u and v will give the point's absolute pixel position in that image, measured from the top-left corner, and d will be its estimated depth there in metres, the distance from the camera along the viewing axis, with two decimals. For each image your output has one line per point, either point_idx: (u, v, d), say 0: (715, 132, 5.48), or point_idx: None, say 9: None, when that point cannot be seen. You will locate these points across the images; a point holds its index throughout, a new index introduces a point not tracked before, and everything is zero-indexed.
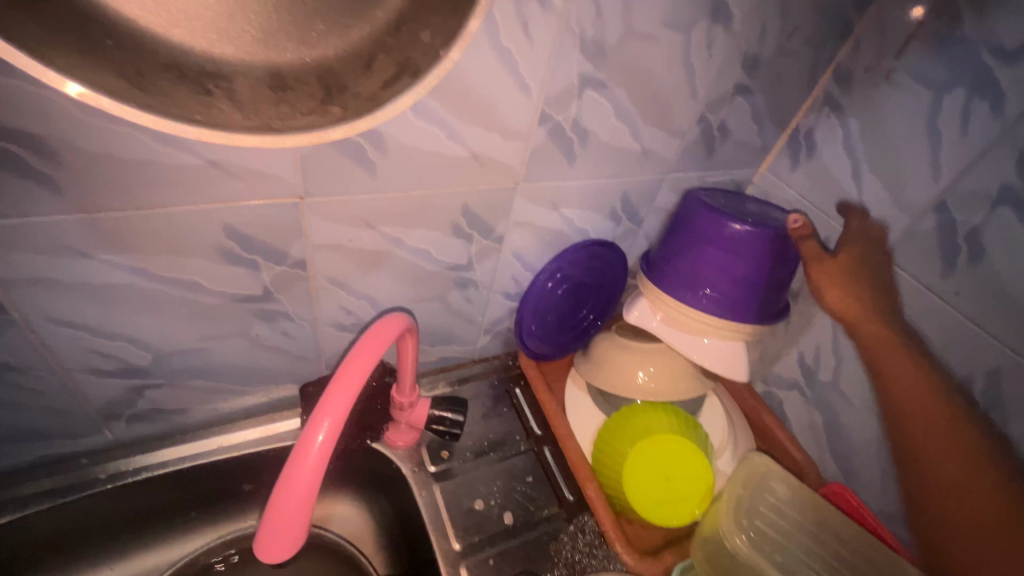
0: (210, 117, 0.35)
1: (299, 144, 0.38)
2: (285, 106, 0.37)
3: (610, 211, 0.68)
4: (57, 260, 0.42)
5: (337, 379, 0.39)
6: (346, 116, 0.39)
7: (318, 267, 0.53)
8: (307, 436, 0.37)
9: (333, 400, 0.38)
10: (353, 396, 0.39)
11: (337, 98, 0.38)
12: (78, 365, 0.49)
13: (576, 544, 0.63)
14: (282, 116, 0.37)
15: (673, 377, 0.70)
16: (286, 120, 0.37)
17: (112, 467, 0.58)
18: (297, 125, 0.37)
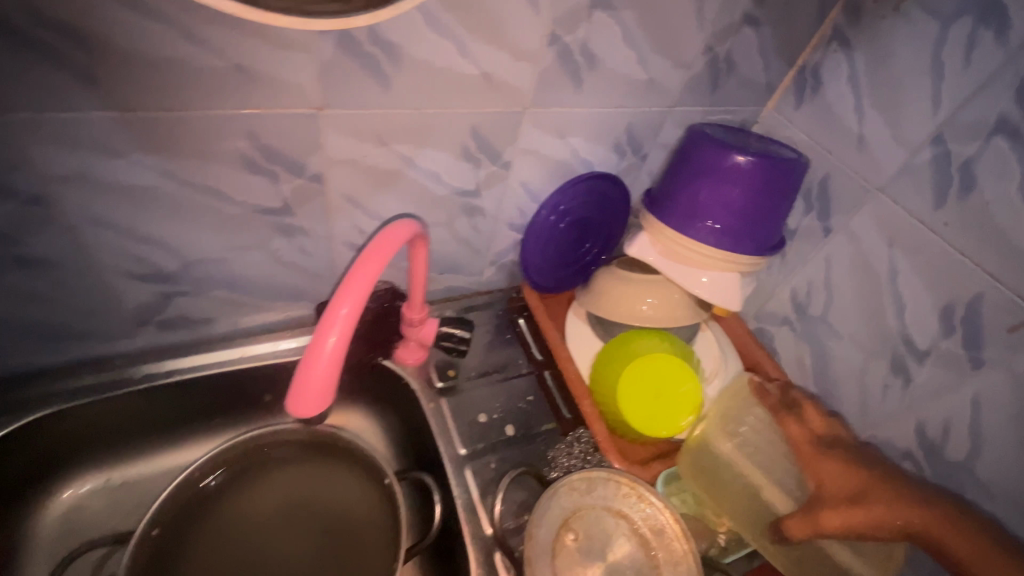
0: None
1: (325, 29, 0.42)
2: None
3: (614, 144, 0.70)
4: (91, 158, 0.44)
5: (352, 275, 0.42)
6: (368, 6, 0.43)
7: (334, 184, 0.56)
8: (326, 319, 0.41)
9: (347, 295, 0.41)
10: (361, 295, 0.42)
11: None
12: (113, 266, 0.53)
13: (573, 453, 0.68)
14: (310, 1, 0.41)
15: (670, 307, 0.74)
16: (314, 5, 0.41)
17: (144, 370, 0.63)
18: (324, 10, 0.42)
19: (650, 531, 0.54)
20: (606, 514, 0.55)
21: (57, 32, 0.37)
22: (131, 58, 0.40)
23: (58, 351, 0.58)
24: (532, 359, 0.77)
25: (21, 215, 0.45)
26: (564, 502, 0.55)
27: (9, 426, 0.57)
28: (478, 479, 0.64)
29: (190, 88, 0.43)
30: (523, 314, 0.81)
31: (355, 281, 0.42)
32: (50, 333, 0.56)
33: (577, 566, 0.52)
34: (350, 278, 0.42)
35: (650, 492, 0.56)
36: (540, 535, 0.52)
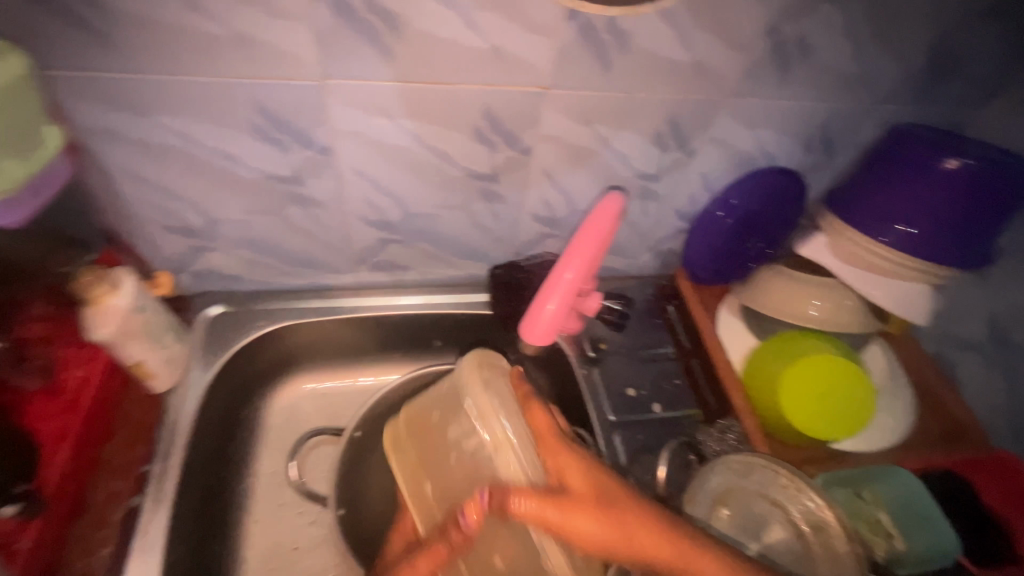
0: None
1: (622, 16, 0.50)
2: None
3: (804, 139, 0.69)
4: (371, 117, 0.54)
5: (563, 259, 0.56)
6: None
7: (538, 157, 0.62)
8: (541, 307, 0.58)
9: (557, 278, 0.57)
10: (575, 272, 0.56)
11: None
12: (357, 212, 0.64)
13: (724, 441, 0.68)
14: None
15: (841, 312, 0.71)
16: None
17: (353, 302, 0.75)
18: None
19: (809, 525, 0.53)
20: (760, 499, 0.56)
21: (380, 16, 0.46)
22: (422, 38, 0.48)
23: (300, 277, 0.72)
24: (680, 346, 0.79)
25: (312, 160, 0.57)
26: (718, 478, 0.59)
27: (260, 331, 0.70)
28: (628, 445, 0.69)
29: (456, 66, 0.51)
30: (672, 302, 0.83)
31: (568, 262, 0.56)
32: (299, 261, 0.70)
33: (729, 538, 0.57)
34: (568, 257, 0.56)
35: (809, 490, 0.53)
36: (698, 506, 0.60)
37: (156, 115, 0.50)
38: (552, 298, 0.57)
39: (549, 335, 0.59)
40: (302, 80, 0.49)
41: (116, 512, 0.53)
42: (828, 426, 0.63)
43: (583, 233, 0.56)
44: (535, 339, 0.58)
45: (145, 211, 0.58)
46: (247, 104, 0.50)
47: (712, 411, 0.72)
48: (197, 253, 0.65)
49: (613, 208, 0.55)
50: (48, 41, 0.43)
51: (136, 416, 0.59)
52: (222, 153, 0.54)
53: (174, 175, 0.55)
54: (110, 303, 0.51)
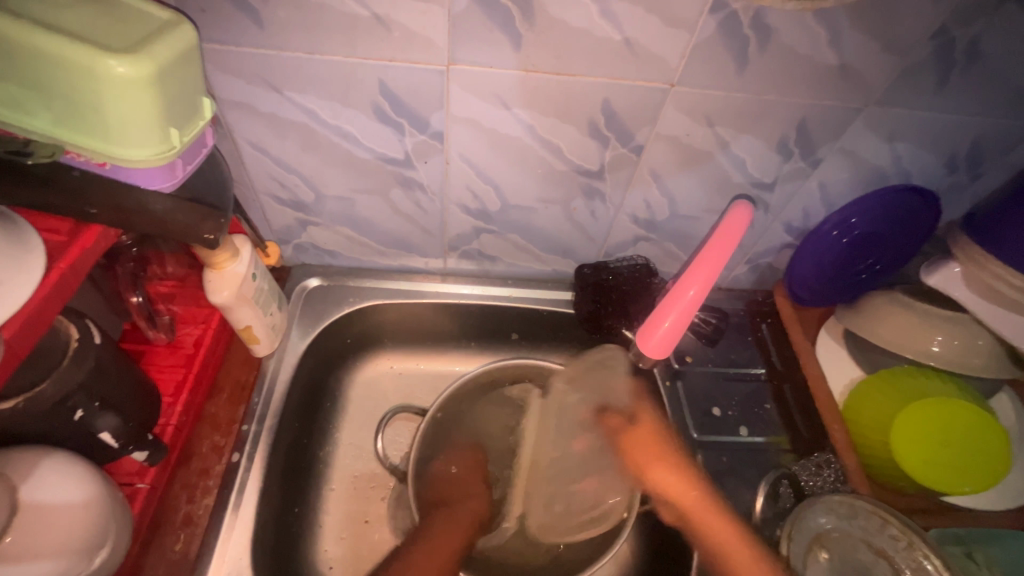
0: None
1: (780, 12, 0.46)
2: None
3: (949, 156, 0.62)
4: (486, 105, 0.53)
5: (692, 268, 0.54)
6: None
7: (648, 157, 0.60)
8: (656, 323, 0.57)
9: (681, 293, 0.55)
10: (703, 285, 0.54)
11: None
12: (457, 200, 0.64)
13: (820, 476, 0.63)
14: None
15: (970, 353, 0.64)
16: None
17: (439, 288, 0.76)
18: None
19: None
20: (864, 547, 0.52)
21: (516, 3, 0.45)
22: (555, 26, 0.46)
23: (392, 258, 0.73)
24: (771, 367, 0.74)
25: (424, 144, 0.57)
26: (819, 519, 0.54)
27: (351, 306, 0.72)
28: (710, 466, 0.65)
29: (583, 57, 0.49)
30: (766, 320, 0.78)
31: (697, 272, 0.54)
32: (394, 243, 0.71)
33: None
34: (691, 273, 0.54)
35: (926, 547, 0.49)
36: (794, 543, 0.53)
37: (289, 92, 0.51)
38: (668, 315, 0.56)
39: (664, 348, 0.58)
40: (428, 64, 0.49)
41: (218, 464, 0.56)
42: (946, 476, 0.57)
43: (714, 244, 0.53)
44: (650, 349, 0.58)
45: (263, 181, 0.61)
46: (373, 85, 0.51)
47: (804, 442, 0.67)
48: (302, 226, 0.67)
49: (741, 224, 0.52)
50: (205, 14, 0.45)
51: (237, 373, 0.62)
52: (342, 132, 0.55)
53: (293, 150, 0.57)
54: (230, 269, 0.54)
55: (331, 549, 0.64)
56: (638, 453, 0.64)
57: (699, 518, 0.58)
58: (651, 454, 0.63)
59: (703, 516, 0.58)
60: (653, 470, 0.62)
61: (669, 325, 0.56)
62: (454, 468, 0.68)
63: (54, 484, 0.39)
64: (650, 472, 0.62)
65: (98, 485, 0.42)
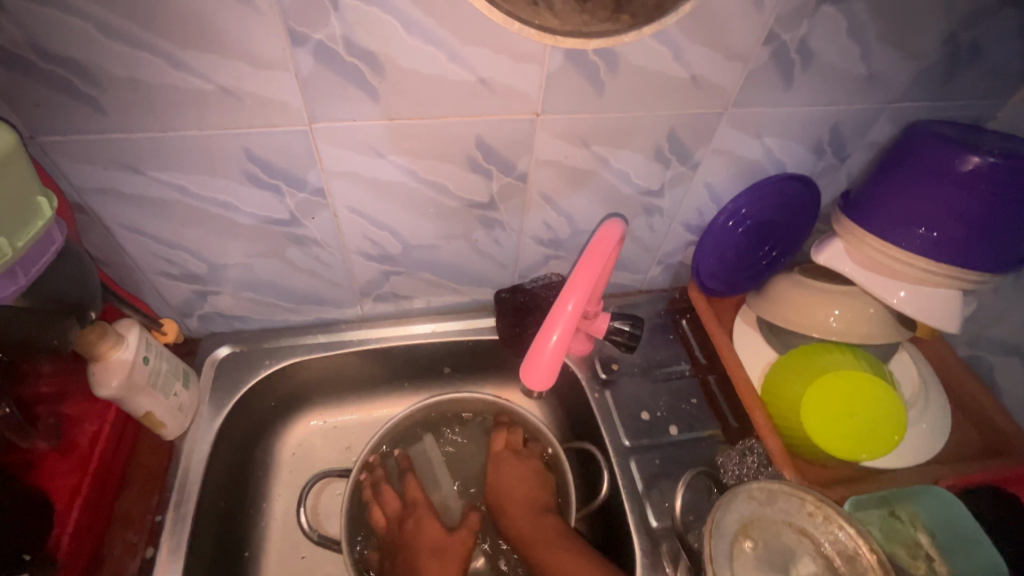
0: (543, 22, 0.44)
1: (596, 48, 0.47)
2: (587, 15, 0.44)
3: (814, 143, 0.66)
4: (362, 156, 0.53)
5: (569, 285, 0.52)
6: (637, 22, 0.45)
7: (536, 182, 0.61)
8: (543, 340, 0.53)
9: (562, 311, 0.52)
10: (586, 291, 0.52)
11: (628, 6, 0.44)
12: (356, 248, 0.64)
13: (745, 463, 0.66)
14: (585, 24, 0.45)
15: (866, 323, 0.67)
16: (586, 28, 0.45)
17: (362, 334, 0.75)
18: (596, 31, 0.46)
19: (840, 556, 0.51)
20: (786, 528, 0.53)
21: (364, 60, 0.46)
22: (407, 76, 0.47)
23: (307, 313, 0.72)
24: (695, 361, 0.76)
25: (307, 201, 0.56)
26: (740, 510, 0.53)
27: (269, 369, 0.70)
28: (644, 471, 0.66)
29: (442, 100, 0.50)
30: (686, 316, 0.81)
31: (576, 284, 0.52)
32: (305, 298, 0.70)
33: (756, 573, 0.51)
34: (569, 287, 0.52)
35: (841, 519, 0.52)
36: (720, 541, 0.51)
37: (151, 171, 0.50)
38: (556, 328, 0.53)
39: (550, 377, 0.55)
40: (291, 127, 0.49)
41: (132, 564, 0.54)
42: (857, 446, 0.60)
43: (584, 260, 0.52)
44: (534, 376, 0.54)
45: (148, 260, 0.59)
46: (238, 153, 0.50)
47: (732, 431, 0.69)
48: (202, 296, 0.65)
49: (613, 236, 0.52)
50: (39, 108, 0.43)
51: (149, 463, 0.60)
52: (219, 202, 0.54)
53: (174, 227, 0.56)
54: (116, 357, 0.51)
55: None
56: (508, 486, 0.67)
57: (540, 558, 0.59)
58: (516, 495, 0.66)
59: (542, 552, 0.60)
60: (514, 518, 0.65)
61: (556, 338, 0.53)
62: (436, 552, 0.63)
63: None
64: (510, 510, 0.66)
65: None
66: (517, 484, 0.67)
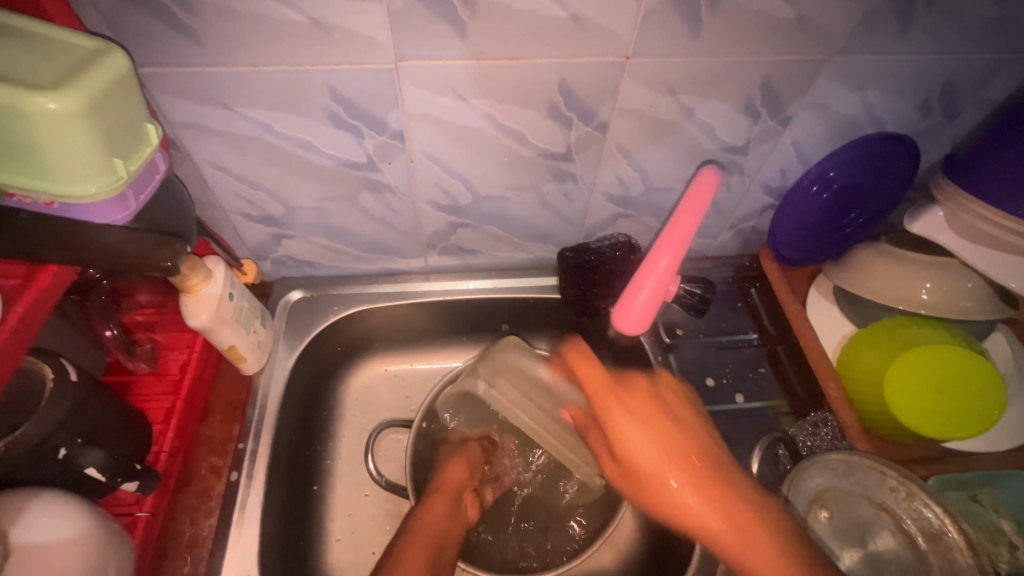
0: None
1: None
2: None
3: (921, 99, 0.60)
4: (442, 98, 0.52)
5: (664, 237, 0.54)
6: None
7: (615, 132, 0.59)
8: (631, 296, 0.57)
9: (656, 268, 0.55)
10: (682, 244, 0.54)
11: None
12: (427, 198, 0.64)
13: (818, 436, 0.63)
14: None
15: (961, 297, 0.63)
16: None
17: (424, 287, 0.75)
18: None
19: (923, 534, 0.49)
20: (865, 502, 0.51)
21: None
22: (496, 10, 0.45)
23: (373, 262, 0.73)
24: (763, 331, 0.73)
25: (385, 145, 0.56)
26: (816, 479, 0.52)
27: (337, 315, 0.72)
28: None
29: (531, 38, 0.48)
30: (755, 284, 0.77)
31: (671, 239, 0.54)
32: (373, 247, 0.70)
33: (829, 543, 0.50)
34: (661, 245, 0.55)
35: (926, 496, 0.49)
36: (794, 507, 0.50)
37: (239, 108, 0.51)
38: (644, 287, 0.57)
39: (643, 322, 0.59)
40: (376, 64, 0.48)
41: (218, 485, 0.57)
42: (945, 421, 0.56)
43: (680, 213, 0.53)
44: (628, 326, 0.59)
45: (230, 200, 0.60)
46: (323, 91, 0.50)
47: (800, 403, 0.67)
48: (277, 240, 0.67)
49: (707, 191, 0.53)
50: (140, 38, 0.44)
51: (228, 393, 0.63)
52: (300, 142, 0.55)
53: (256, 166, 0.57)
54: (205, 292, 0.54)
55: (339, 556, 0.65)
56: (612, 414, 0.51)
57: (683, 509, 0.46)
58: (632, 422, 0.50)
59: (686, 500, 0.46)
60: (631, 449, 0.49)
61: (644, 297, 0.57)
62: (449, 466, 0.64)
63: (43, 522, 0.39)
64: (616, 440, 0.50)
65: (92, 521, 0.42)
66: (620, 408, 0.51)
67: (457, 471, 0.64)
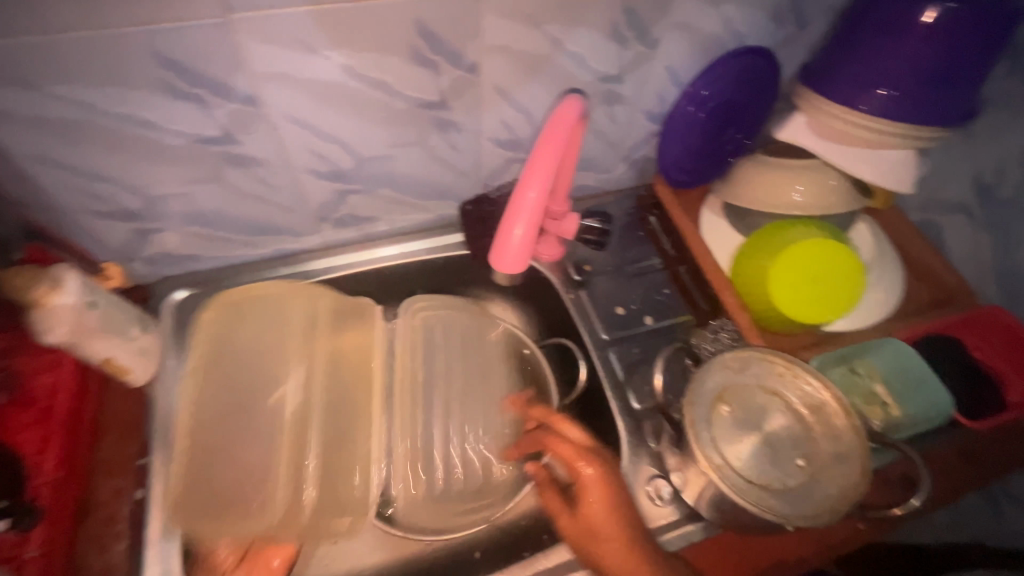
0: None
1: None
2: None
3: (773, 10, 0.63)
4: (294, 54, 0.48)
5: (531, 163, 0.49)
6: None
7: (487, 73, 0.57)
8: (508, 233, 0.52)
9: (525, 200, 0.50)
10: (549, 172, 0.49)
11: None
12: (304, 167, 0.59)
13: (718, 340, 0.67)
14: None
15: (827, 193, 0.68)
16: None
17: (326, 263, 0.72)
18: None
19: (809, 409, 0.55)
20: (760, 390, 0.56)
21: None
22: None
23: (260, 246, 0.68)
24: (665, 255, 0.77)
25: (237, 113, 0.51)
26: (716, 378, 0.56)
27: None
28: (623, 360, 0.69)
29: None
30: (653, 212, 0.79)
31: (539, 166, 0.49)
32: (257, 228, 0.65)
33: (733, 432, 0.54)
34: (529, 173, 0.50)
35: (808, 375, 0.55)
36: (697, 408, 0.53)
37: (48, 87, 0.44)
38: (519, 221, 0.52)
39: (522, 262, 0.53)
40: (201, 20, 0.44)
41: (124, 507, 0.53)
42: (822, 309, 0.63)
43: (546, 139, 0.49)
44: (506, 268, 0.53)
45: (72, 197, 0.54)
46: (147, 58, 0.45)
47: (703, 314, 0.71)
48: (144, 237, 0.61)
49: (570, 115, 0.48)
50: None
51: (121, 410, 0.58)
52: (136, 120, 0.49)
53: (91, 154, 0.51)
54: (56, 303, 0.48)
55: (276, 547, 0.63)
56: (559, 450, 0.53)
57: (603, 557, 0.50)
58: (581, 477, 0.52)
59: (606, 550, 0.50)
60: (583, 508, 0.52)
61: (521, 232, 0.51)
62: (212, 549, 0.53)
63: None
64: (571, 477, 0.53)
65: None
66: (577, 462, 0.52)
67: (225, 554, 0.53)
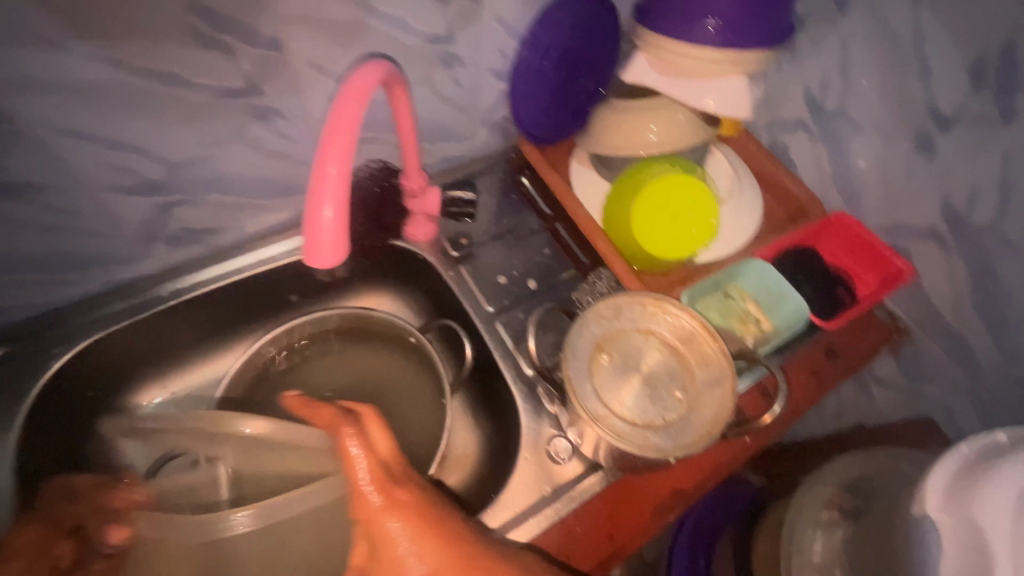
0: None
1: None
2: None
3: None
4: (35, 53, 0.41)
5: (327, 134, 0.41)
6: None
7: (295, 49, 0.51)
8: (316, 215, 0.42)
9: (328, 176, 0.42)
10: (350, 142, 0.42)
11: None
12: (103, 184, 0.52)
13: (596, 289, 0.68)
14: None
15: (679, 129, 0.68)
16: None
17: (174, 289, 0.64)
18: None
19: (681, 342, 0.56)
20: (635, 333, 0.57)
21: None
22: None
23: (84, 282, 0.60)
24: (542, 215, 0.75)
25: None
26: (591, 330, 0.56)
27: (61, 357, 0.60)
28: (510, 329, 0.67)
29: None
30: (525, 172, 0.77)
31: (336, 136, 0.41)
32: (71, 262, 0.57)
33: (613, 379, 0.55)
34: (329, 145, 0.42)
35: (672, 305, 0.56)
36: (574, 361, 0.54)
37: None
38: (327, 202, 0.43)
39: (341, 251, 0.44)
40: None
41: None
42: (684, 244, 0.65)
43: (341, 106, 0.42)
44: (322, 262, 0.44)
45: None
46: None
47: (585, 267, 0.71)
48: None
49: (368, 82, 0.43)
50: None
51: None
52: None
53: None
54: None
55: None
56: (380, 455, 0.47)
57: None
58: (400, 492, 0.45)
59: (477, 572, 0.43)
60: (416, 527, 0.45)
61: (332, 213, 0.42)
62: None
63: None
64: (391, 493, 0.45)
65: None
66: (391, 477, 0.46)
67: None
